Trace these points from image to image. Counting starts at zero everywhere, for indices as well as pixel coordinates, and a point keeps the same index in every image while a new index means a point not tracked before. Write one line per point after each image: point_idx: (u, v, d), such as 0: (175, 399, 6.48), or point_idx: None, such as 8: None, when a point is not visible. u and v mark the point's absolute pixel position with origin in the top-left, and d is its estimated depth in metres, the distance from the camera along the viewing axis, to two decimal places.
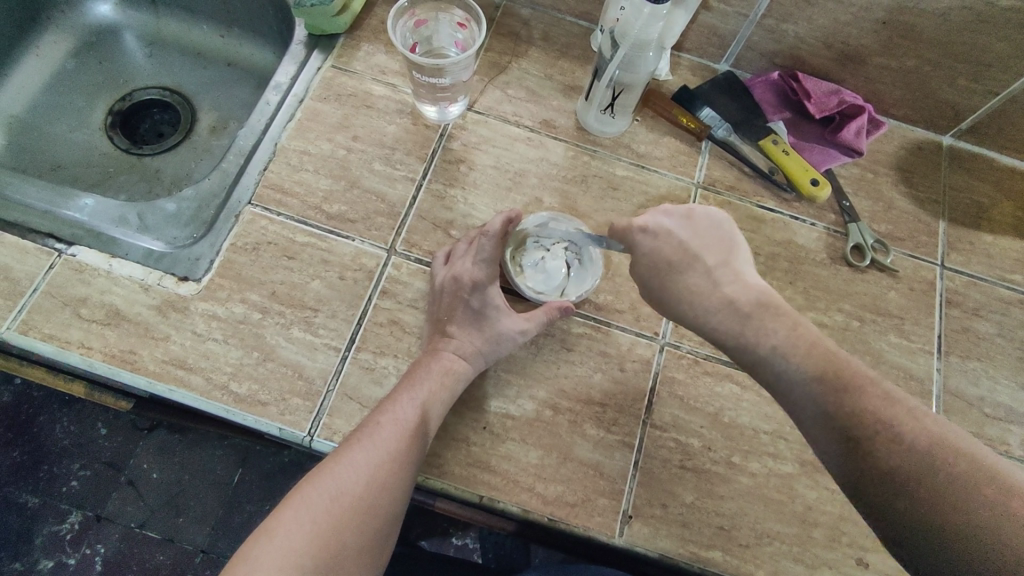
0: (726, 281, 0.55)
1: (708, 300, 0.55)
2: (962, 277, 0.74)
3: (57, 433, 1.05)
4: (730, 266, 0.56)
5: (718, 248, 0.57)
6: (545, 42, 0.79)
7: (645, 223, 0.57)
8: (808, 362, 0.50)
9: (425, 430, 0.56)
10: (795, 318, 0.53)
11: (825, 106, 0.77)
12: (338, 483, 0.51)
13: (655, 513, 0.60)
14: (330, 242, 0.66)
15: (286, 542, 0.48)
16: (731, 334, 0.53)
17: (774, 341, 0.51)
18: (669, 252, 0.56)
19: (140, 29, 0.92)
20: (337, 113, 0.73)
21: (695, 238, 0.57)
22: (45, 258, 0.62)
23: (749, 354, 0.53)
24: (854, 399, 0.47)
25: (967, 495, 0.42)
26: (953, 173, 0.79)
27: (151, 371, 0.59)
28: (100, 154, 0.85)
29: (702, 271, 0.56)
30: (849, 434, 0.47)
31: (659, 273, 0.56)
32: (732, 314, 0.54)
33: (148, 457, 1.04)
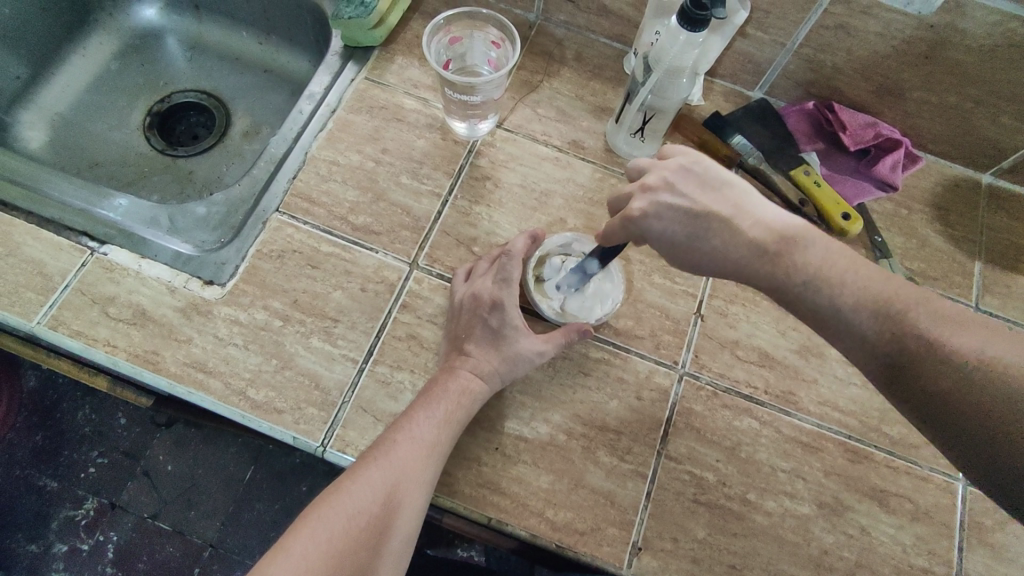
0: (744, 227, 0.51)
1: (739, 252, 0.51)
2: (997, 321, 0.72)
3: (79, 421, 1.07)
4: (744, 212, 0.52)
5: (723, 197, 0.52)
6: (578, 62, 0.80)
7: (644, 207, 0.52)
8: (857, 281, 0.48)
9: (442, 446, 0.56)
10: (822, 243, 0.50)
11: (860, 139, 0.75)
12: (353, 501, 0.51)
13: (665, 547, 0.58)
14: (353, 253, 0.67)
15: (300, 556, 0.48)
16: (773, 283, 0.50)
17: (811, 272, 0.49)
18: (682, 221, 0.52)
19: (182, 33, 0.94)
20: (368, 125, 0.73)
21: (701, 194, 0.52)
22: (78, 255, 0.63)
23: (796, 297, 0.49)
24: (916, 314, 0.45)
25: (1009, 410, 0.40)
26: (991, 212, 0.77)
27: (172, 373, 0.60)
28: (136, 154, 0.87)
29: (719, 227, 0.51)
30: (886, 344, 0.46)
31: (681, 245, 0.52)
32: (765, 261, 0.50)
33: (165, 449, 1.05)
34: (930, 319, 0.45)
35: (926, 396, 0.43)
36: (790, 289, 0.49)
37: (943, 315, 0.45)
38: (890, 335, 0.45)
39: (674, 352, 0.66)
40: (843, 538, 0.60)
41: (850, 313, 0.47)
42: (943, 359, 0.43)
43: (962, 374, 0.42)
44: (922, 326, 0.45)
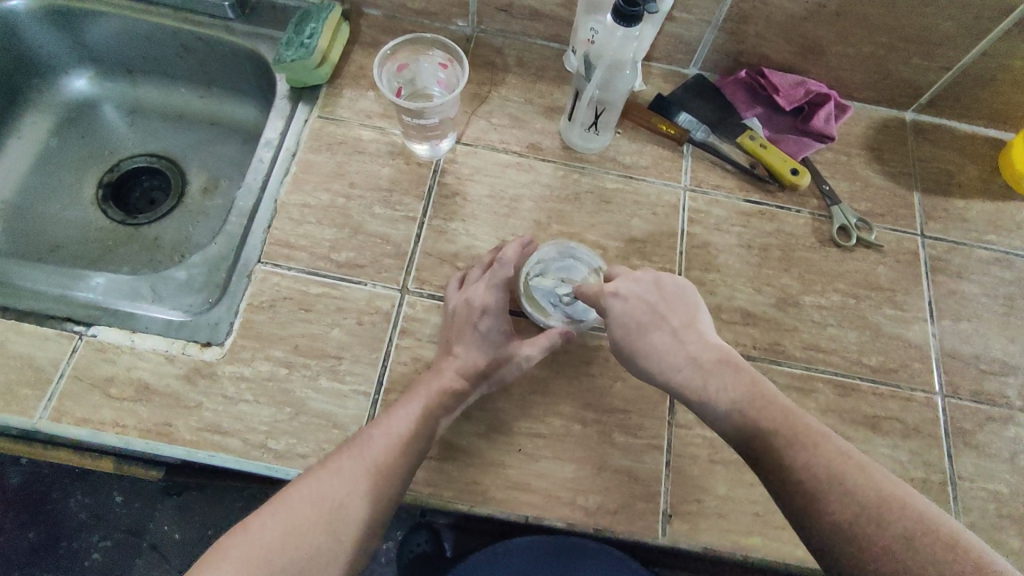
0: (689, 340, 0.58)
1: (674, 358, 0.57)
2: (943, 244, 0.78)
3: (72, 508, 1.04)
4: (692, 327, 0.59)
5: (681, 309, 0.60)
6: (521, 68, 0.82)
7: (615, 287, 0.60)
8: (772, 412, 0.52)
9: (415, 445, 0.57)
10: (751, 375, 0.55)
11: (793, 98, 0.80)
12: (320, 490, 0.52)
13: (691, 509, 0.62)
14: (343, 289, 0.68)
15: (262, 539, 0.50)
16: (694, 395, 0.55)
17: (732, 397, 0.54)
18: (640, 312, 0.59)
19: (119, 99, 0.93)
20: (330, 162, 0.74)
21: (661, 300, 0.60)
22: (67, 342, 0.62)
23: (709, 412, 0.55)
24: (814, 452, 0.49)
25: (898, 546, 0.44)
26: (920, 145, 0.84)
27: (188, 441, 0.60)
28: (96, 229, 0.85)
29: (666, 331, 0.58)
30: (791, 471, 0.49)
31: (626, 333, 0.59)
32: (695, 371, 0.56)
33: (168, 518, 1.04)
34: (828, 462, 0.49)
35: (823, 532, 0.47)
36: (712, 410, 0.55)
37: (853, 459, 0.49)
38: (788, 458, 0.50)
39: None
40: None
41: (763, 441, 0.51)
42: (846, 499, 0.47)
43: (837, 516, 0.46)
44: (814, 464, 0.49)
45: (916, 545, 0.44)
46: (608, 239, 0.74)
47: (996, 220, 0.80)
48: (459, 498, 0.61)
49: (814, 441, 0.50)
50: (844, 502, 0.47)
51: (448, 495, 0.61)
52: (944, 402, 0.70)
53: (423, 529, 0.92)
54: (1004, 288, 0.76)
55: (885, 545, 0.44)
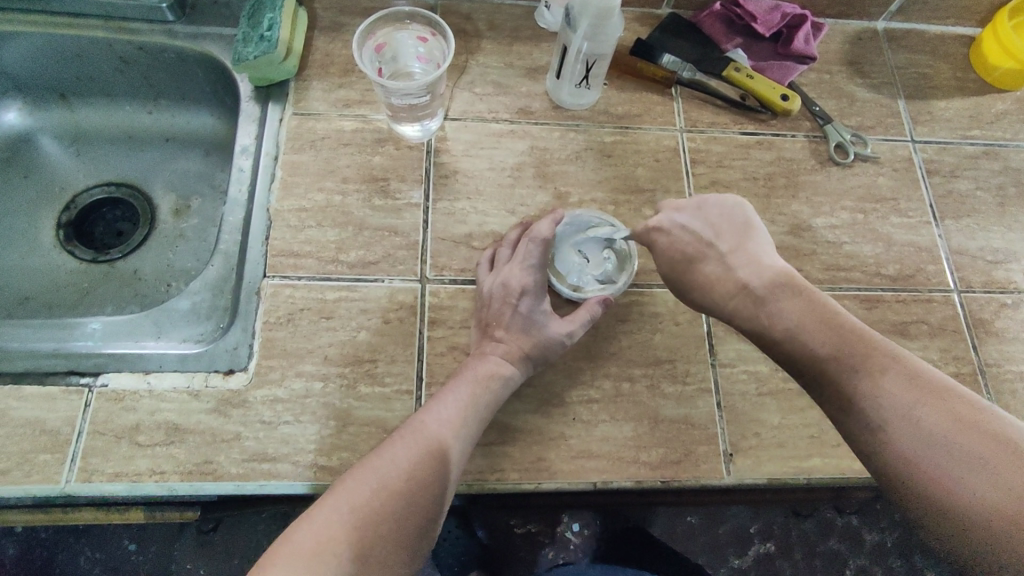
0: (741, 265, 0.60)
1: (726, 285, 0.60)
2: (933, 146, 0.80)
3: (84, 564, 0.89)
4: (743, 252, 0.61)
5: (730, 235, 0.62)
6: (493, 32, 0.79)
7: (660, 222, 0.63)
8: (820, 328, 0.54)
9: (466, 429, 0.56)
10: (807, 296, 0.57)
11: (771, 24, 0.79)
12: (378, 476, 0.51)
13: (751, 444, 0.63)
14: (361, 290, 0.65)
15: (325, 527, 0.47)
16: (746, 318, 0.58)
17: (784, 314, 0.56)
18: (690, 243, 0.62)
19: (58, 129, 0.84)
20: (318, 160, 0.70)
21: (709, 228, 0.62)
22: (77, 397, 0.58)
23: (768, 332, 0.57)
24: (861, 363, 0.51)
25: (958, 461, 0.44)
26: (895, 53, 0.85)
27: (235, 475, 0.57)
28: (67, 273, 0.79)
29: (716, 259, 0.61)
30: (850, 391, 0.51)
31: (676, 266, 0.62)
32: (747, 295, 0.58)
33: (189, 555, 0.88)
34: (884, 385, 0.49)
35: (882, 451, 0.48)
36: (768, 332, 0.57)
37: (916, 380, 0.49)
38: (847, 381, 0.51)
39: None
40: None
41: (808, 353, 0.54)
42: (905, 419, 0.47)
43: (881, 421, 0.48)
44: (857, 377, 0.51)
45: (958, 445, 0.45)
46: (617, 193, 0.73)
47: (976, 115, 0.82)
48: (526, 478, 0.60)
49: (872, 364, 0.51)
50: (901, 424, 0.47)
51: (514, 477, 0.59)
52: (961, 297, 0.72)
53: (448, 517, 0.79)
54: (994, 179, 0.79)
55: (926, 447, 0.46)
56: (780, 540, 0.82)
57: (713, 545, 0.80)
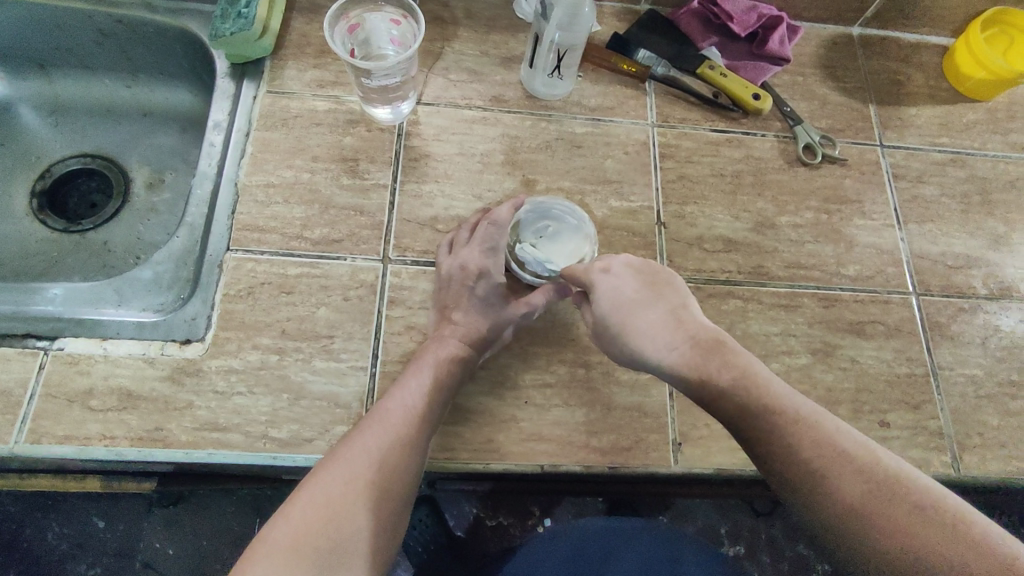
0: (681, 317, 0.56)
1: (672, 333, 0.55)
2: (901, 152, 0.81)
3: (50, 540, 0.87)
4: (685, 309, 0.57)
5: (670, 291, 0.58)
6: (471, 20, 0.79)
7: (605, 266, 0.59)
8: (764, 387, 0.51)
9: (431, 413, 0.57)
10: (750, 357, 0.54)
11: (747, 24, 0.79)
12: (349, 467, 0.50)
13: (701, 434, 0.64)
14: (323, 267, 0.65)
15: (301, 522, 0.47)
16: (692, 372, 0.53)
17: (726, 370, 0.52)
18: (632, 290, 0.57)
19: (36, 98, 0.85)
20: (288, 138, 0.71)
21: (649, 282, 0.58)
22: (32, 360, 0.58)
23: (711, 388, 0.52)
24: (812, 424, 0.49)
25: (912, 529, 0.43)
26: (869, 58, 0.86)
27: (186, 442, 0.57)
28: (37, 241, 0.79)
29: (661, 308, 0.56)
30: (797, 454, 0.48)
31: (618, 312, 0.57)
32: (692, 347, 0.54)
33: (159, 533, 0.87)
34: (830, 448, 0.47)
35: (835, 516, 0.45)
36: (712, 387, 0.52)
37: (859, 448, 0.48)
38: (797, 442, 0.48)
39: None
40: (840, 373, 0.69)
41: (753, 415, 0.50)
42: (860, 482, 0.45)
43: (850, 491, 0.45)
44: (802, 441, 0.48)
45: (918, 516, 0.43)
46: (584, 184, 0.73)
47: (946, 122, 0.83)
48: (475, 458, 0.60)
49: (818, 428, 0.49)
50: (853, 486, 0.45)
51: (464, 456, 0.60)
52: (918, 300, 0.73)
53: (420, 504, 0.83)
54: (960, 187, 0.80)
55: (889, 517, 0.43)
56: (754, 542, 0.90)
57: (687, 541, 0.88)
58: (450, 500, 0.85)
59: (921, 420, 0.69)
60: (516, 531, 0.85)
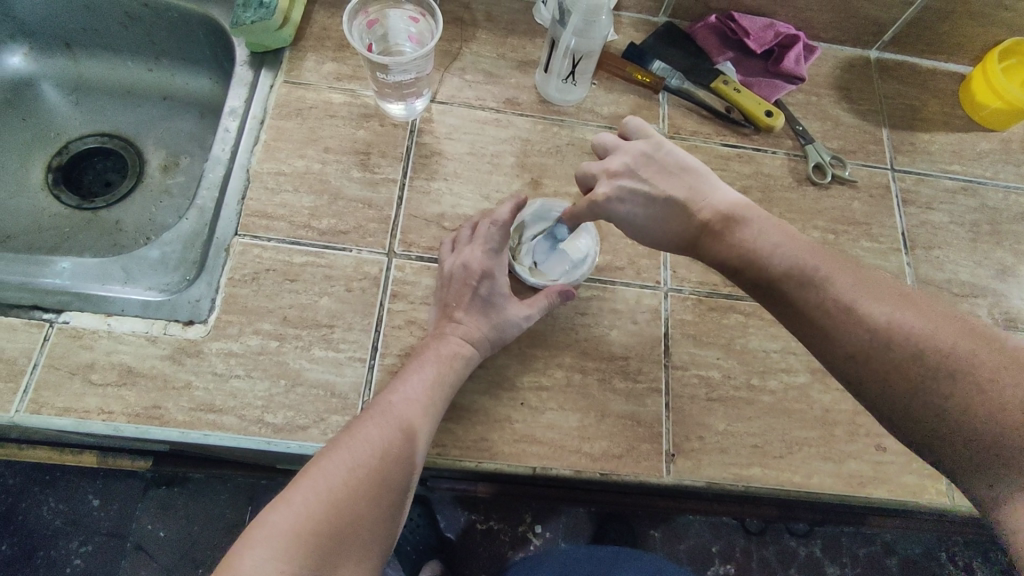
0: (696, 204, 0.57)
1: (691, 228, 0.57)
2: (911, 176, 0.81)
3: (46, 516, 0.88)
4: (698, 194, 0.57)
5: (682, 179, 0.58)
6: (490, 22, 0.80)
7: (608, 192, 0.57)
8: (793, 250, 0.52)
9: (435, 406, 0.57)
10: (763, 223, 0.55)
11: (764, 41, 0.80)
12: (350, 457, 0.51)
13: (694, 446, 0.64)
14: (328, 257, 0.66)
15: (300, 509, 0.47)
16: (717, 256, 0.55)
17: (748, 246, 0.53)
18: (644, 203, 0.57)
19: (60, 77, 0.86)
20: (302, 128, 0.71)
21: (657, 177, 0.58)
22: (37, 331, 0.59)
23: (737, 267, 0.54)
24: (842, 285, 0.49)
25: (949, 364, 0.44)
26: (885, 82, 0.86)
27: (182, 422, 0.58)
28: (50, 216, 0.80)
29: (676, 207, 0.57)
30: (822, 318, 0.48)
31: (640, 227, 0.58)
32: (713, 237, 0.55)
33: (151, 516, 0.88)
34: (855, 297, 0.48)
35: (868, 368, 0.46)
36: (736, 265, 0.54)
37: (878, 288, 0.49)
38: (821, 301, 0.49)
39: (654, 273, 0.70)
40: (836, 395, 0.67)
41: (785, 284, 0.51)
42: (890, 329, 0.46)
43: (879, 336, 0.46)
44: (825, 293, 0.49)
45: (947, 340, 0.45)
46: None
47: (959, 150, 0.83)
48: (467, 456, 0.60)
49: (838, 279, 0.49)
50: (880, 331, 0.46)
51: (455, 453, 0.60)
52: None
53: (414, 504, 0.88)
54: (969, 215, 0.80)
55: (921, 369, 0.44)
56: (741, 564, 0.92)
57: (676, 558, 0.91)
58: (444, 504, 0.90)
59: None
60: (506, 536, 0.89)
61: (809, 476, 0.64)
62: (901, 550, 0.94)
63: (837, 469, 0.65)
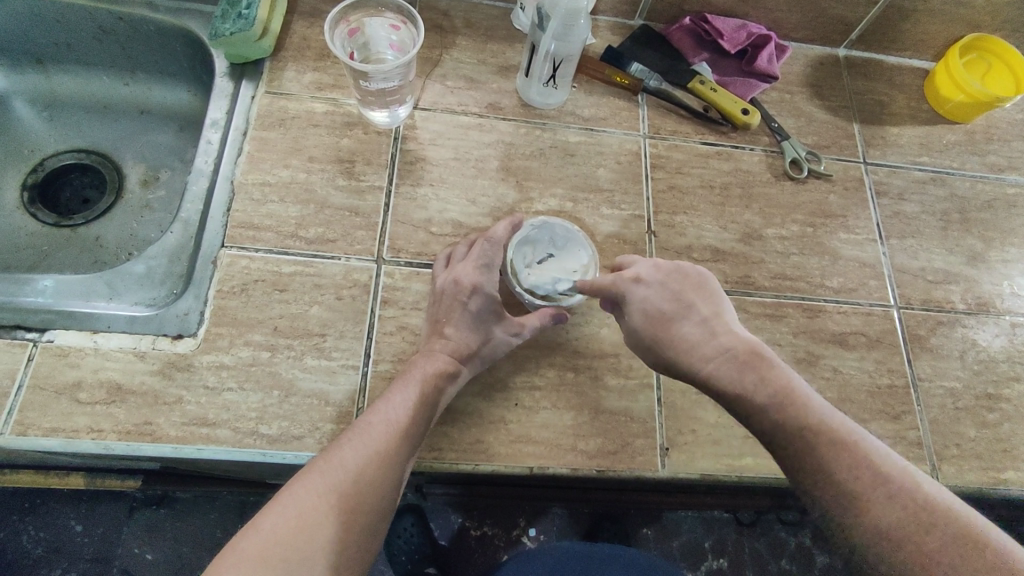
0: (721, 331, 0.59)
1: (707, 347, 0.58)
2: (883, 169, 0.83)
3: (26, 546, 0.85)
4: (720, 319, 0.60)
5: (707, 301, 0.61)
6: (469, 29, 0.81)
7: (638, 274, 0.61)
8: (812, 402, 0.54)
9: (410, 437, 0.55)
10: (784, 369, 0.57)
11: (737, 41, 0.81)
12: (324, 479, 0.50)
13: (687, 439, 0.65)
14: (317, 266, 0.66)
15: (269, 535, 0.47)
16: (727, 386, 0.56)
17: (769, 388, 0.55)
18: (662, 301, 0.60)
19: (32, 93, 0.84)
20: (285, 138, 0.71)
21: (682, 291, 0.61)
22: (21, 351, 0.58)
23: (746, 403, 0.55)
24: (863, 454, 0.50)
25: (958, 558, 0.44)
26: (854, 79, 0.88)
27: (174, 437, 0.57)
28: (27, 235, 0.78)
29: (695, 322, 0.60)
30: (843, 479, 0.50)
31: (652, 322, 0.60)
32: (731, 361, 0.57)
33: (138, 538, 0.86)
34: (870, 466, 0.50)
35: (877, 541, 0.47)
36: (751, 399, 0.55)
37: (897, 462, 0.50)
38: (836, 463, 0.50)
39: None
40: (820, 382, 0.70)
41: (803, 434, 0.52)
42: (904, 506, 0.47)
43: (884, 512, 0.47)
44: (840, 454, 0.51)
45: (959, 537, 0.45)
46: (577, 191, 0.75)
47: (927, 143, 0.86)
48: (463, 458, 0.61)
49: (856, 443, 0.51)
50: (891, 508, 0.47)
51: (452, 456, 0.61)
52: (899, 313, 0.75)
53: (406, 513, 0.88)
54: (939, 205, 0.82)
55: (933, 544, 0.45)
56: (735, 557, 0.93)
57: (670, 556, 0.92)
58: (436, 511, 0.90)
59: (902, 429, 0.70)
60: (500, 542, 0.90)
61: None
62: None
63: None
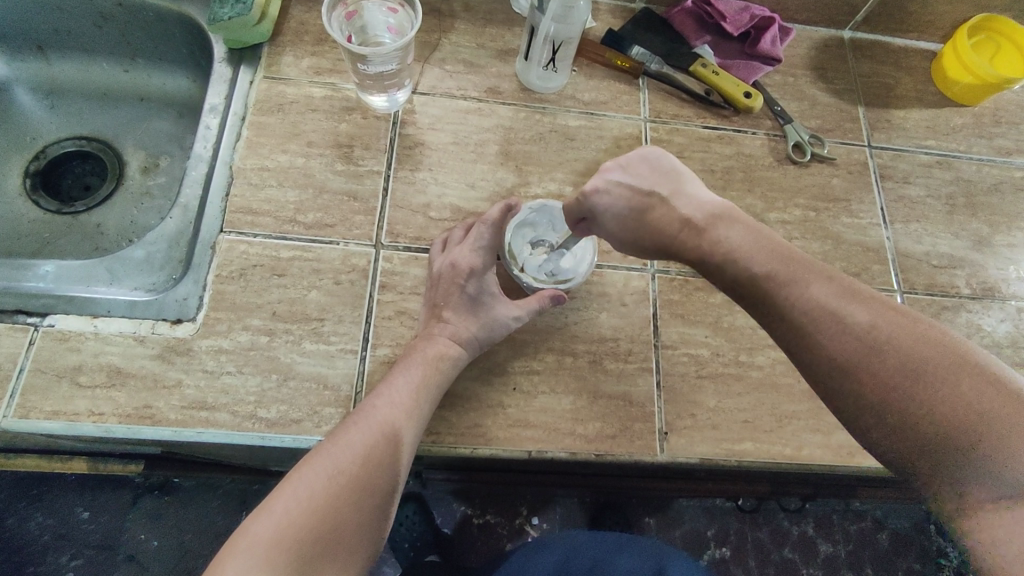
0: (681, 204, 0.54)
1: (672, 223, 0.53)
2: (888, 152, 0.82)
3: (34, 531, 0.86)
4: (681, 193, 0.54)
5: (666, 179, 0.55)
6: (468, 13, 0.80)
7: (596, 186, 0.55)
8: (781, 256, 0.49)
9: (415, 417, 0.56)
10: (741, 223, 0.52)
11: (740, 23, 0.80)
12: (334, 461, 0.51)
13: (686, 424, 0.65)
14: (315, 251, 0.66)
15: (283, 519, 0.47)
16: (691, 253, 0.52)
17: (729, 245, 0.51)
18: (627, 199, 0.55)
19: (32, 81, 0.84)
20: (284, 123, 0.71)
21: (645, 176, 0.55)
22: (22, 336, 0.59)
23: (710, 265, 0.51)
24: (822, 292, 0.46)
25: (932, 383, 0.41)
26: (860, 62, 0.87)
27: (174, 421, 0.58)
28: (29, 222, 0.79)
29: (659, 203, 0.54)
30: (801, 325, 0.46)
31: (625, 221, 0.55)
32: (692, 231, 0.52)
33: (142, 525, 0.87)
34: (829, 303, 0.46)
35: (840, 380, 0.44)
36: (713, 263, 0.51)
37: (856, 293, 0.46)
38: (791, 305, 0.47)
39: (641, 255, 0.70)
40: None
41: (758, 286, 0.48)
42: (868, 339, 0.44)
43: (840, 347, 0.44)
44: (798, 295, 0.47)
45: (942, 364, 0.42)
46: (577, 176, 0.74)
47: (933, 126, 0.85)
48: (462, 442, 0.61)
49: (811, 278, 0.47)
50: (851, 341, 0.44)
51: (451, 440, 0.61)
52: (902, 298, 0.75)
53: (408, 501, 0.88)
54: (945, 188, 0.81)
55: (895, 370, 0.42)
56: (736, 544, 0.93)
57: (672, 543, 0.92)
58: (438, 499, 0.90)
59: None
60: (502, 529, 0.90)
61: (800, 448, 0.66)
62: (890, 523, 0.96)
63: (827, 439, 0.66)
